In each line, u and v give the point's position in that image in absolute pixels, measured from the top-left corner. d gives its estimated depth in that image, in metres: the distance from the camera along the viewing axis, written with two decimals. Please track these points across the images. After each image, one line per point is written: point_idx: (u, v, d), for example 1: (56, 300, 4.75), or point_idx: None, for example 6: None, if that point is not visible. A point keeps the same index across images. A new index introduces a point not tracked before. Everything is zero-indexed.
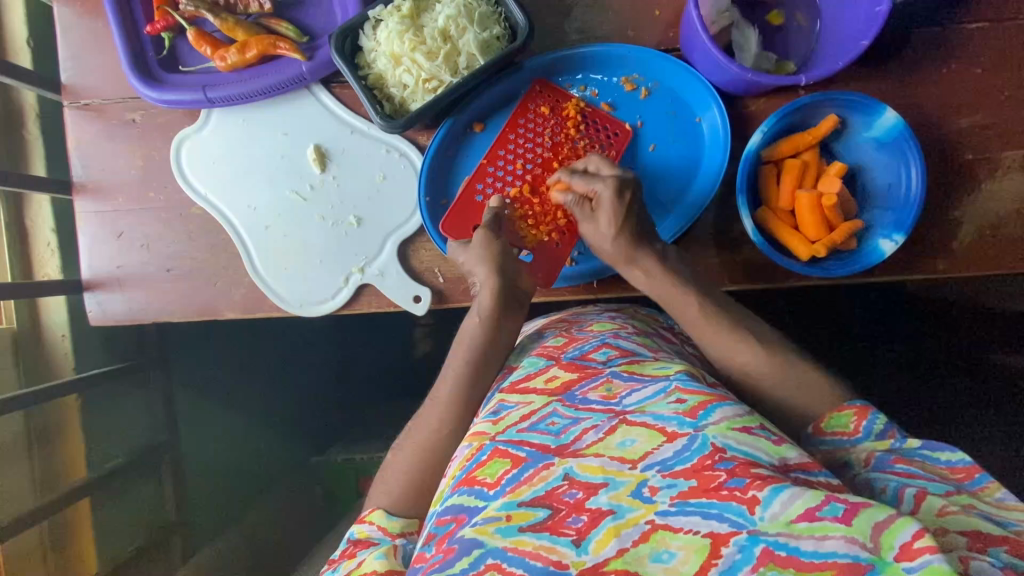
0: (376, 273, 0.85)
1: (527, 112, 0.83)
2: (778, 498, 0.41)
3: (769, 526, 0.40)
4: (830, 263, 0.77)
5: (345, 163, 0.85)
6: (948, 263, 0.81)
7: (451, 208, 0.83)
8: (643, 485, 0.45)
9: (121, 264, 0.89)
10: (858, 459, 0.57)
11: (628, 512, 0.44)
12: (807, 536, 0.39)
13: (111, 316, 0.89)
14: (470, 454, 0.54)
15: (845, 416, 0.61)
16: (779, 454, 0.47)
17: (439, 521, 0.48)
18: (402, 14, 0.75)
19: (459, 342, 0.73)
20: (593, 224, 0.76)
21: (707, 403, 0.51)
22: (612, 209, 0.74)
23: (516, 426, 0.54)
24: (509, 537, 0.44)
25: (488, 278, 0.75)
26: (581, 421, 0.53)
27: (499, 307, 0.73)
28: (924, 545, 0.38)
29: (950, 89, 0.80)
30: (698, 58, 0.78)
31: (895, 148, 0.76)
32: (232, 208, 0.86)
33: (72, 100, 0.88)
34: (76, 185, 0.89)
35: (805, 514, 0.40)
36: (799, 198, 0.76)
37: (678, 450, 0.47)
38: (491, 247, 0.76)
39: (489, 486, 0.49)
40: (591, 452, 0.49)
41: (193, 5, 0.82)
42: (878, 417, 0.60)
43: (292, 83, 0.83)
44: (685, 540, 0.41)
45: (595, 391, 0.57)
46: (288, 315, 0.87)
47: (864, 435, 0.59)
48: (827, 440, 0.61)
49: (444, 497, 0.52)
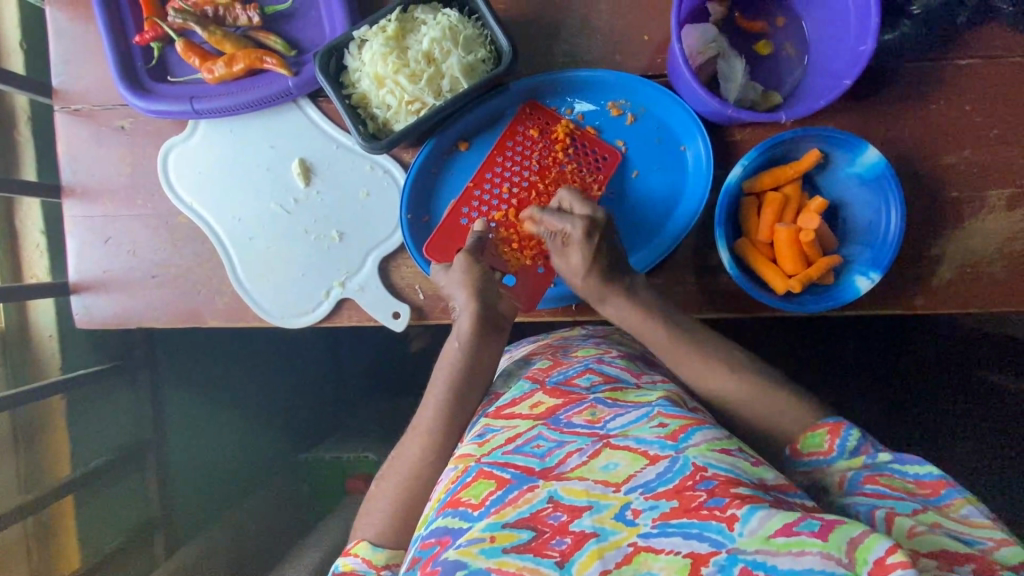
0: (356, 288, 0.86)
1: (516, 135, 0.84)
2: (756, 515, 0.42)
3: (747, 542, 0.41)
4: (805, 297, 0.77)
5: (329, 178, 0.85)
6: (926, 299, 0.81)
7: (433, 232, 0.84)
8: (627, 508, 0.46)
9: (108, 268, 0.90)
10: (832, 480, 0.57)
11: (611, 535, 0.44)
12: (784, 552, 0.40)
13: (97, 319, 0.90)
14: (455, 477, 0.54)
15: (819, 434, 0.62)
16: (757, 474, 0.49)
17: (425, 544, 0.49)
18: (386, 35, 0.75)
19: (439, 369, 0.74)
20: (565, 259, 0.75)
21: (687, 427, 0.52)
22: (583, 248, 0.73)
23: (501, 448, 0.55)
24: (492, 558, 0.44)
25: (467, 302, 0.75)
26: (566, 444, 0.53)
27: (477, 333, 0.74)
28: (896, 560, 0.39)
29: (938, 125, 0.79)
30: (684, 89, 0.78)
31: (877, 186, 0.75)
32: (216, 218, 0.87)
33: (63, 105, 0.89)
34: (65, 188, 0.90)
35: (782, 530, 0.41)
36: (777, 232, 0.75)
37: (661, 472, 0.48)
38: (472, 271, 0.76)
39: (474, 508, 0.49)
40: (576, 475, 0.49)
41: (181, 17, 0.82)
42: (851, 432, 0.60)
43: (278, 98, 0.83)
44: (667, 560, 0.42)
45: (579, 415, 0.57)
46: (268, 325, 0.88)
47: (838, 453, 0.59)
48: (803, 461, 0.61)
49: (429, 520, 0.52)
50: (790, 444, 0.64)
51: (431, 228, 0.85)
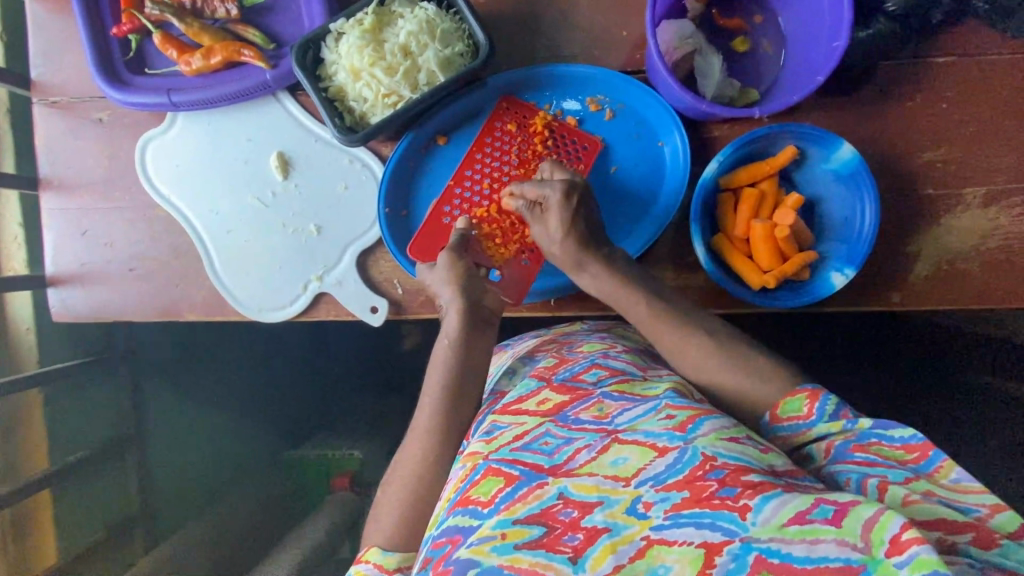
0: (334, 282, 0.86)
1: (495, 131, 0.83)
2: (768, 504, 0.42)
3: (761, 531, 0.41)
4: (781, 293, 0.77)
5: (307, 172, 0.85)
6: (902, 296, 0.81)
7: (417, 233, 0.84)
8: (637, 501, 0.46)
9: (85, 261, 0.89)
10: (818, 448, 0.57)
11: (623, 529, 0.44)
12: (798, 540, 0.41)
13: (73, 312, 0.90)
14: (465, 476, 0.54)
15: (797, 400, 0.60)
16: (767, 461, 0.49)
17: (436, 544, 0.49)
18: (363, 28, 0.75)
19: (432, 365, 0.73)
20: (543, 225, 0.76)
21: (695, 418, 0.52)
22: (560, 212, 0.75)
23: (510, 446, 0.54)
24: (504, 555, 0.44)
25: (453, 297, 0.75)
26: (575, 440, 0.53)
27: (465, 326, 0.74)
28: (911, 537, 0.39)
29: (914, 122, 0.79)
30: (660, 84, 0.78)
31: (852, 182, 0.76)
32: (194, 211, 0.87)
33: (41, 98, 0.88)
34: (42, 181, 0.89)
35: (796, 518, 0.42)
36: (753, 228, 0.76)
37: (671, 463, 0.47)
38: (456, 267, 0.77)
39: (484, 505, 0.49)
40: (585, 471, 0.49)
41: (159, 9, 0.82)
42: (830, 398, 0.59)
43: (256, 90, 0.83)
44: (680, 552, 0.42)
45: (586, 411, 0.56)
46: (246, 319, 0.88)
47: (817, 418, 0.58)
48: (783, 427, 0.60)
49: (439, 520, 0.52)
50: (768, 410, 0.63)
51: (410, 222, 0.85)
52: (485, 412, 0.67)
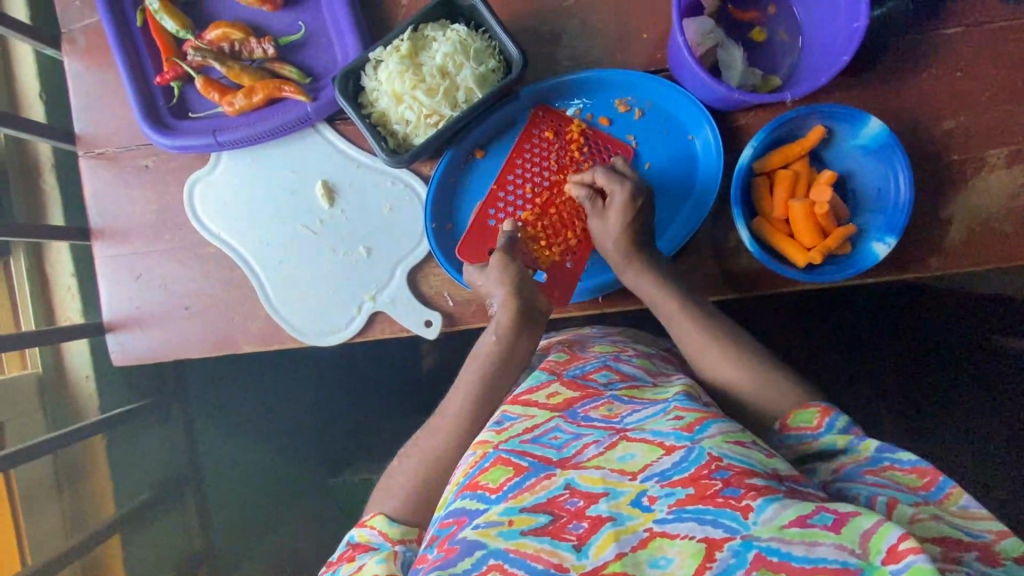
0: (387, 300, 0.88)
1: (532, 138, 0.87)
2: (771, 505, 0.44)
3: (761, 531, 0.43)
4: (826, 268, 0.80)
5: (352, 197, 0.88)
6: (941, 261, 0.83)
7: (462, 237, 0.87)
8: (643, 495, 0.47)
9: (140, 304, 0.92)
10: (829, 463, 0.59)
11: (628, 520, 0.46)
12: (798, 541, 0.42)
13: (133, 355, 0.92)
14: (473, 462, 0.55)
15: (809, 413, 0.63)
16: (772, 465, 0.50)
17: (442, 524, 0.51)
18: (401, 54, 0.78)
19: (474, 355, 0.76)
20: (601, 220, 0.80)
21: (703, 419, 0.53)
22: (622, 210, 0.78)
23: (519, 437, 0.56)
24: (510, 539, 0.46)
25: (505, 299, 0.78)
26: (582, 436, 0.54)
27: (515, 327, 0.76)
28: (908, 547, 0.41)
29: (932, 93, 0.83)
30: (687, 79, 0.81)
31: (882, 155, 0.79)
32: (245, 246, 0.89)
33: (87, 150, 0.91)
34: (93, 230, 0.92)
35: (797, 521, 0.43)
36: (792, 208, 0.78)
37: (677, 461, 0.49)
38: (508, 270, 0.79)
39: (491, 491, 0.51)
40: (592, 464, 0.50)
41: (200, 55, 0.85)
42: (840, 415, 0.62)
43: (297, 123, 0.86)
44: (682, 545, 0.44)
45: (596, 409, 0.59)
46: (303, 345, 0.90)
47: (826, 431, 0.61)
48: (792, 435, 0.63)
49: (448, 501, 0.54)
50: (778, 419, 0.65)
51: (455, 235, 0.87)
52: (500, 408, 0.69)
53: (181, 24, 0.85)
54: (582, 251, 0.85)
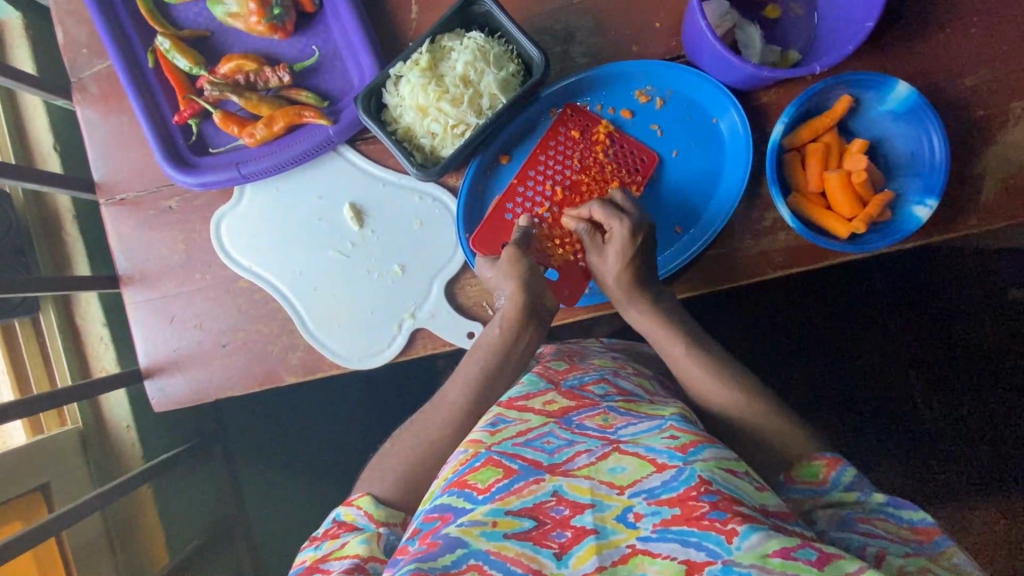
0: (427, 315, 0.87)
1: (558, 136, 0.86)
2: (755, 533, 0.44)
3: (744, 556, 0.43)
4: (868, 236, 0.79)
5: (382, 217, 0.87)
6: (979, 217, 0.83)
7: (483, 224, 0.86)
8: (628, 511, 0.48)
9: (177, 346, 0.90)
10: (824, 511, 0.59)
11: (611, 534, 0.46)
12: (778, 572, 0.42)
13: (175, 399, 0.91)
14: (464, 459, 0.55)
15: (816, 465, 0.63)
16: (760, 500, 0.50)
17: (427, 517, 0.51)
18: (421, 67, 0.77)
19: (478, 345, 0.78)
20: (600, 255, 0.80)
21: (697, 441, 0.53)
22: (621, 248, 0.77)
23: (512, 440, 0.56)
24: (493, 541, 0.46)
25: (512, 292, 0.77)
26: (576, 443, 0.55)
27: (520, 320, 0.77)
28: None
29: (950, 51, 0.83)
30: (708, 62, 0.81)
31: (914, 118, 0.78)
32: (278, 275, 0.88)
33: (108, 197, 0.91)
34: (123, 277, 0.91)
35: (780, 551, 0.43)
36: (828, 179, 0.78)
37: (666, 480, 0.49)
38: (519, 265, 0.78)
39: (479, 491, 0.51)
40: (583, 473, 0.51)
41: (217, 89, 0.84)
42: (847, 468, 0.61)
43: (320, 148, 0.86)
44: (662, 564, 0.44)
45: (592, 418, 0.59)
46: (346, 370, 0.89)
47: (833, 486, 0.61)
48: (797, 489, 0.62)
49: (434, 496, 0.54)
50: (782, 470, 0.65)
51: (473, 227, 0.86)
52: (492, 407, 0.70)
53: (194, 61, 0.84)
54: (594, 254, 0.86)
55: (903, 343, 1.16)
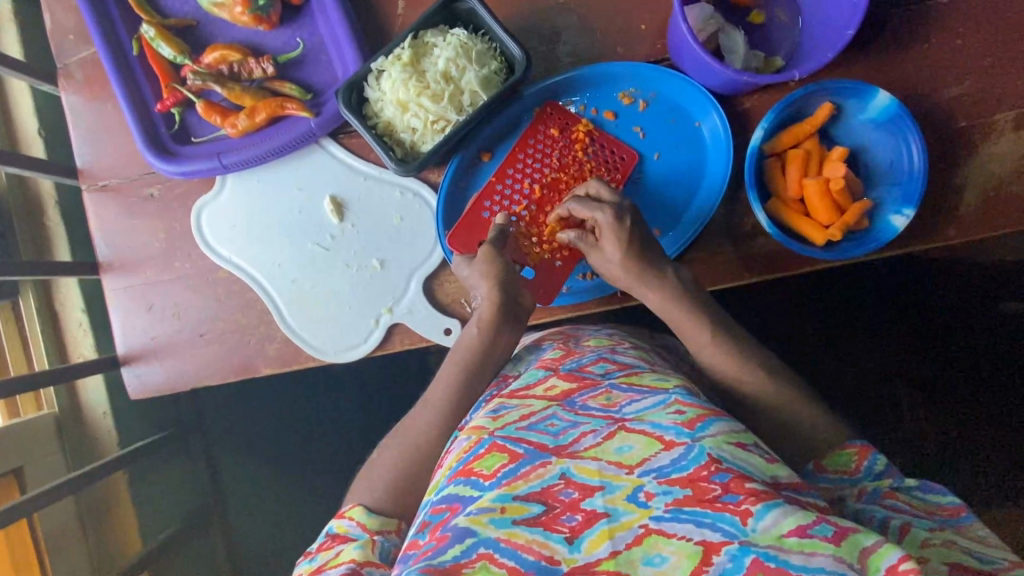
0: (405, 310, 0.87)
1: (537, 134, 0.86)
2: (771, 513, 0.42)
3: (760, 538, 0.41)
4: (844, 244, 0.79)
5: (362, 211, 0.87)
6: (958, 228, 0.83)
7: (460, 221, 0.85)
8: (639, 490, 0.45)
9: (155, 334, 0.90)
10: (849, 492, 0.58)
11: (622, 516, 0.44)
12: (796, 551, 0.41)
13: (151, 387, 0.91)
14: (467, 447, 0.53)
15: (846, 455, 0.62)
16: (772, 472, 0.48)
17: (434, 509, 0.49)
18: (403, 62, 0.78)
19: (457, 347, 0.76)
20: (601, 251, 0.77)
21: (704, 416, 0.50)
22: (614, 234, 0.75)
23: (514, 424, 0.54)
24: (502, 528, 0.44)
25: (489, 292, 0.77)
26: (580, 425, 0.52)
27: (498, 316, 0.76)
28: (909, 568, 0.40)
29: (934, 62, 0.82)
30: (690, 65, 0.81)
31: (894, 127, 0.78)
32: (257, 266, 0.89)
33: (90, 183, 0.91)
34: (102, 264, 0.91)
35: (797, 530, 0.41)
36: (807, 186, 0.78)
37: (676, 458, 0.47)
38: (494, 264, 0.78)
39: (485, 477, 0.49)
40: (590, 455, 0.49)
41: (200, 79, 0.84)
42: (878, 457, 0.61)
43: (301, 140, 0.86)
44: (678, 544, 0.42)
45: (594, 399, 0.56)
46: (323, 363, 0.89)
47: (864, 475, 0.60)
48: (826, 476, 0.61)
49: (438, 487, 0.52)
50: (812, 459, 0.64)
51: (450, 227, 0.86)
52: (492, 396, 0.67)
53: (179, 50, 0.84)
54: (573, 255, 0.84)
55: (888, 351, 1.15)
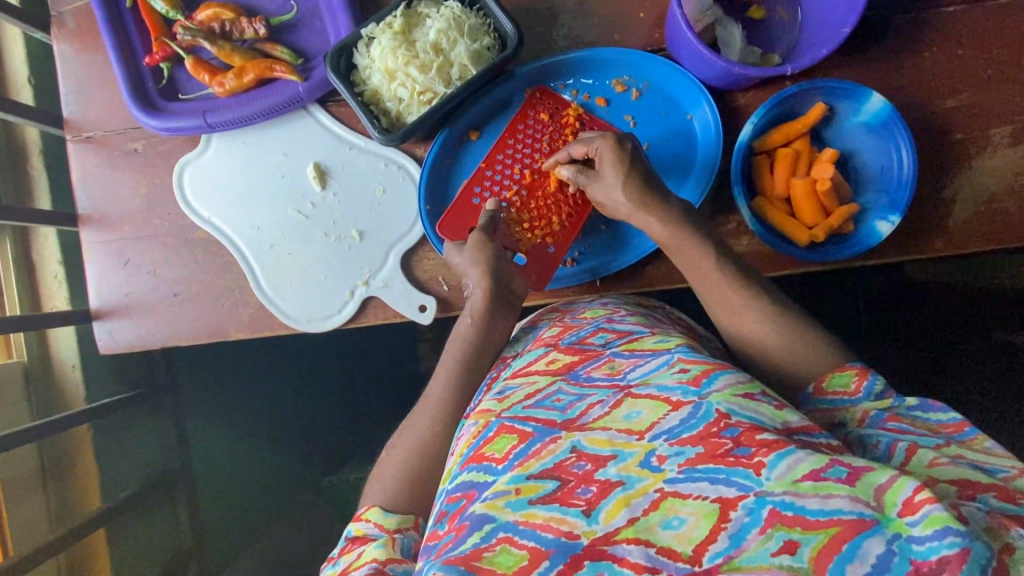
0: (381, 284, 0.86)
1: (526, 119, 0.85)
2: (784, 460, 0.40)
3: (774, 485, 0.40)
4: (827, 247, 0.78)
5: (345, 180, 0.86)
6: (945, 240, 0.81)
7: (449, 209, 0.84)
8: (651, 455, 0.44)
9: (128, 291, 0.90)
10: (853, 417, 0.57)
11: (637, 482, 0.42)
12: (812, 495, 0.39)
13: (121, 343, 0.90)
14: (476, 432, 0.52)
15: (845, 375, 0.60)
16: (782, 419, 0.46)
17: (450, 498, 0.47)
18: (394, 30, 0.77)
19: (452, 342, 0.74)
20: (604, 179, 0.75)
21: (710, 370, 0.48)
22: (618, 157, 0.73)
23: (521, 404, 0.52)
24: (519, 510, 0.42)
25: (479, 279, 0.76)
26: (587, 397, 0.51)
27: (491, 307, 0.75)
28: (924, 498, 0.38)
29: (934, 70, 0.81)
30: (684, 55, 0.80)
31: (884, 131, 0.77)
32: (236, 229, 0.88)
33: (75, 134, 0.90)
34: (81, 216, 0.90)
35: (810, 475, 0.40)
36: (793, 185, 0.77)
37: (685, 418, 0.45)
38: (485, 251, 0.77)
39: (498, 461, 0.47)
40: (599, 426, 0.47)
41: (189, 34, 0.84)
42: (878, 378, 0.59)
43: (289, 104, 0.85)
44: (695, 505, 0.40)
45: (598, 368, 0.55)
46: (295, 331, 0.88)
47: (865, 395, 0.58)
48: (827, 399, 0.59)
49: (453, 474, 0.51)
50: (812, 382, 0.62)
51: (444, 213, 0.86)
52: (494, 379, 0.65)
53: (171, 5, 0.84)
54: (565, 235, 0.83)
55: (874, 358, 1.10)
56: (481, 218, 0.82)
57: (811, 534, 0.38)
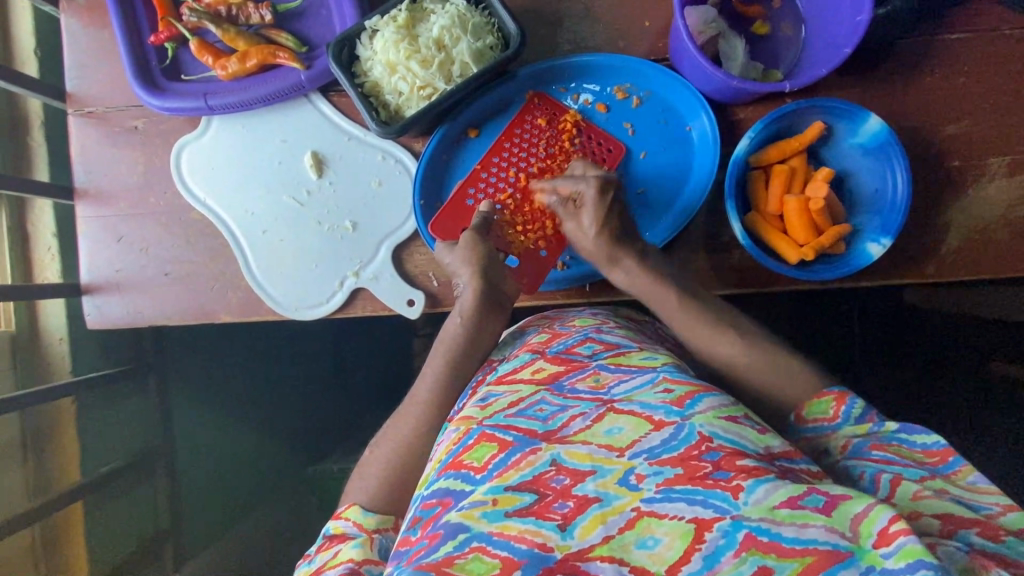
0: (370, 277, 0.86)
1: (524, 124, 0.85)
2: (761, 486, 0.41)
3: (752, 510, 0.40)
4: (817, 266, 0.78)
5: (342, 171, 0.87)
6: (936, 267, 0.81)
7: (444, 208, 0.85)
8: (630, 473, 0.44)
9: (120, 268, 0.90)
10: (835, 445, 0.57)
11: (614, 500, 0.42)
12: (788, 523, 0.39)
13: (110, 319, 0.90)
14: (456, 439, 0.52)
15: (824, 403, 0.61)
16: (764, 443, 0.47)
17: (425, 504, 0.47)
18: (397, 24, 0.78)
19: (441, 341, 0.74)
20: (576, 221, 0.76)
21: (694, 393, 0.49)
22: (596, 208, 0.74)
23: (503, 412, 0.52)
24: (495, 522, 0.42)
25: (470, 279, 0.76)
26: (570, 408, 0.51)
27: (481, 308, 0.75)
28: (899, 529, 0.38)
29: (936, 97, 0.81)
30: (687, 67, 0.80)
31: (881, 154, 0.77)
32: (230, 212, 0.88)
33: (77, 108, 0.90)
34: (78, 190, 0.90)
35: (788, 502, 0.40)
36: (787, 202, 0.77)
37: (666, 439, 0.45)
38: (477, 248, 0.77)
39: (476, 470, 0.47)
40: (580, 439, 0.47)
41: (196, 16, 0.84)
42: (856, 401, 0.60)
43: (290, 91, 0.85)
44: (670, 525, 0.40)
45: (582, 381, 0.55)
46: (283, 318, 0.88)
47: (843, 420, 0.59)
48: (808, 428, 0.61)
49: (430, 480, 0.50)
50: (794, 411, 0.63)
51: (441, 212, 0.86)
52: (480, 383, 0.65)
53: None
54: (558, 240, 0.83)
55: (860, 379, 1.12)
56: (474, 219, 0.81)
57: (786, 561, 0.37)
